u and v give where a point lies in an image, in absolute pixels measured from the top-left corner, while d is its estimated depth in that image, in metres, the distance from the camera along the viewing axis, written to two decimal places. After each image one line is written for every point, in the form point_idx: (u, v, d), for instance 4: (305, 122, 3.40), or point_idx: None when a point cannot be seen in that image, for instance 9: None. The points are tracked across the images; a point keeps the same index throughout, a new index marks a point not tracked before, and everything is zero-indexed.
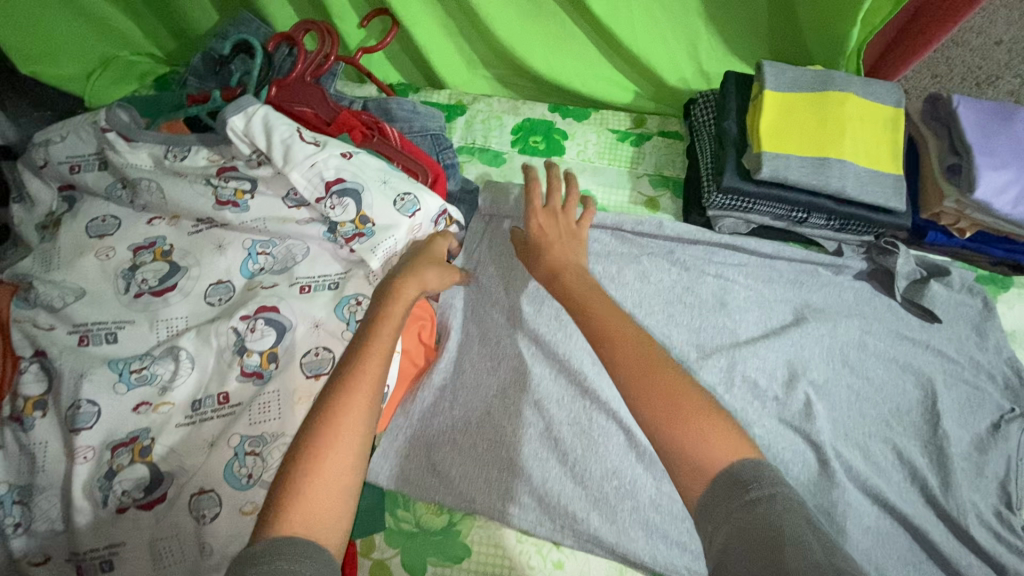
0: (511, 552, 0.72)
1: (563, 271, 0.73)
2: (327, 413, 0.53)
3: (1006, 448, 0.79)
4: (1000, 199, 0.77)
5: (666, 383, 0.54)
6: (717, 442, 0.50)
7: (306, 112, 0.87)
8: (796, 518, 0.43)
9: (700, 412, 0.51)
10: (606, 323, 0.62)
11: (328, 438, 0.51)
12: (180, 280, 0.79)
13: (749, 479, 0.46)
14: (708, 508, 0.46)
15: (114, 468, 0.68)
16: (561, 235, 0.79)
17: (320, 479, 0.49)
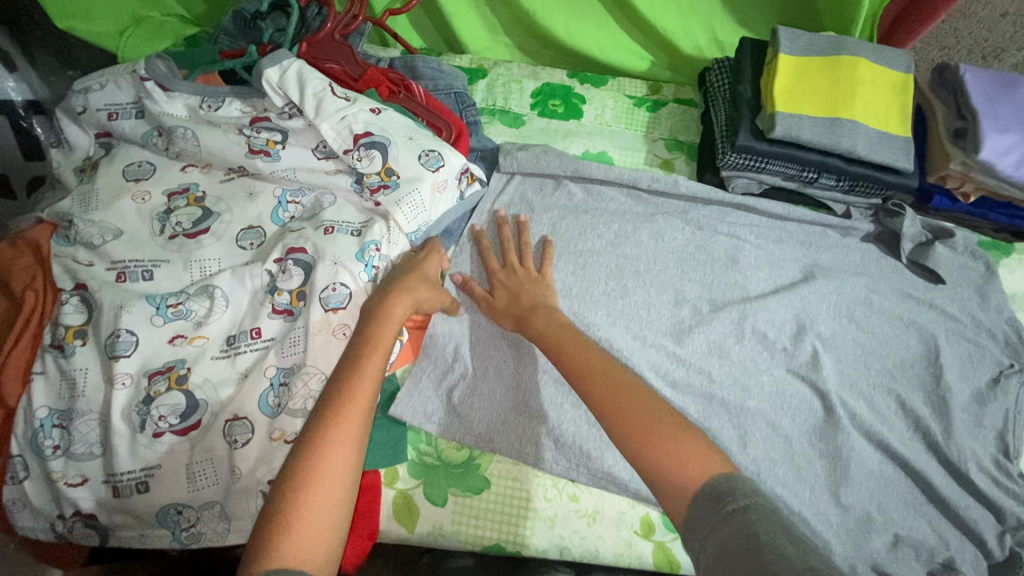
0: (528, 486, 0.76)
1: (531, 316, 0.75)
2: (312, 449, 0.52)
3: (1004, 400, 0.83)
4: (1003, 160, 0.82)
5: (641, 411, 0.57)
6: (693, 458, 0.52)
7: (335, 68, 0.90)
8: (772, 522, 0.44)
9: (673, 430, 0.54)
10: (577, 362, 0.65)
11: (313, 477, 0.51)
12: (214, 224, 0.82)
13: (726, 493, 0.47)
14: (693, 526, 0.47)
15: (152, 394, 0.70)
16: (523, 284, 0.81)
17: (305, 521, 0.49)
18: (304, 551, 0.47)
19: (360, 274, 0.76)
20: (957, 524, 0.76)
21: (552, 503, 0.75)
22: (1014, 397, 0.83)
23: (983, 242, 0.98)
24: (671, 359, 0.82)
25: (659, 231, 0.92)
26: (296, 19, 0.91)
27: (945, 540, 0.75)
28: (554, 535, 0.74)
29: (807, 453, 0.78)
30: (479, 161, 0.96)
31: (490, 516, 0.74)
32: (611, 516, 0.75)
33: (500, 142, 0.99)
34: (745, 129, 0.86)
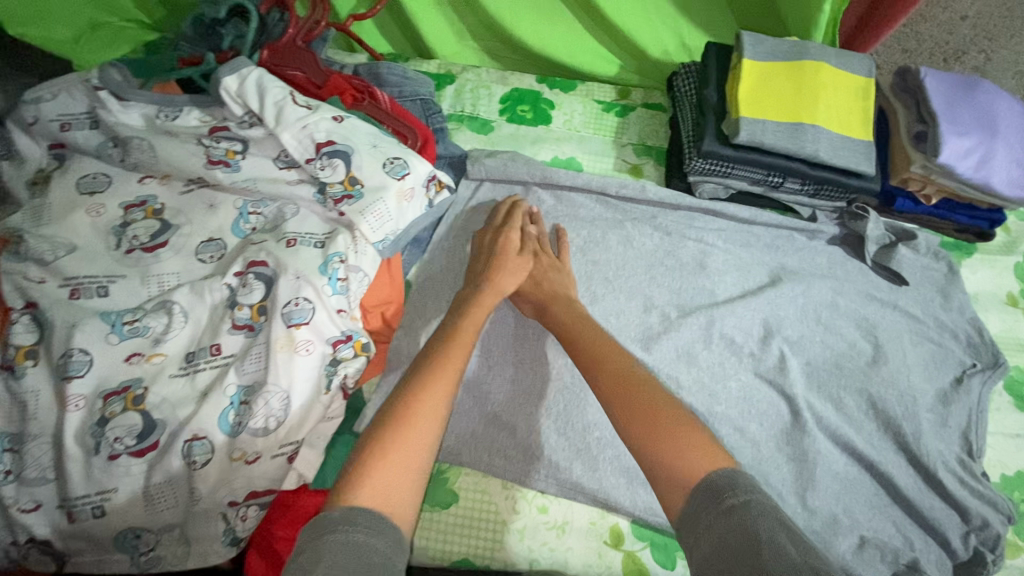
0: (497, 498, 0.75)
1: (552, 304, 0.79)
2: (406, 400, 0.57)
3: (967, 400, 0.84)
4: (963, 163, 0.84)
5: (649, 403, 0.60)
6: (699, 453, 0.54)
7: (297, 76, 0.88)
8: (772, 520, 0.47)
9: (682, 426, 0.57)
10: (598, 350, 0.70)
11: (407, 422, 0.55)
12: (171, 238, 0.79)
13: (726, 488, 0.50)
14: (690, 518, 0.51)
15: (107, 415, 0.68)
16: (546, 269, 0.83)
17: (394, 459, 0.52)
18: (393, 488, 0.51)
19: (322, 287, 0.73)
20: (921, 524, 0.77)
21: (521, 515, 0.75)
22: (976, 396, 0.84)
23: (946, 243, 0.99)
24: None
25: (627, 238, 0.91)
26: (255, 25, 0.89)
27: (910, 541, 0.75)
28: (523, 548, 0.73)
29: (776, 457, 0.79)
30: (447, 169, 0.93)
31: (458, 529, 0.73)
32: (581, 527, 0.75)
33: (468, 148, 0.98)
34: (710, 134, 0.86)
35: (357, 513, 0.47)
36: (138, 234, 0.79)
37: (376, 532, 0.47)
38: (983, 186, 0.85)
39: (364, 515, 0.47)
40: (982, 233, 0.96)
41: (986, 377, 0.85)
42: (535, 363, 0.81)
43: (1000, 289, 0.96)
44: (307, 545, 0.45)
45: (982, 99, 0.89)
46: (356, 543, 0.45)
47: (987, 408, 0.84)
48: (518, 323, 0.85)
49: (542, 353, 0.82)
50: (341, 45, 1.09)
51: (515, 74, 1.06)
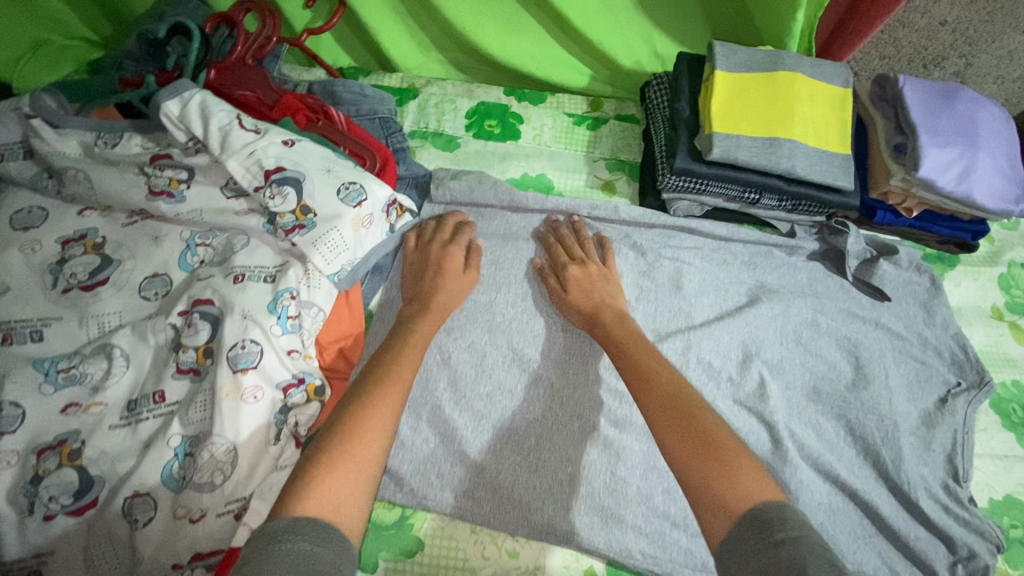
0: (465, 544, 0.71)
1: (601, 314, 0.77)
2: (352, 419, 0.58)
3: (952, 421, 0.81)
4: (943, 177, 0.81)
5: (704, 429, 0.56)
6: (747, 483, 0.50)
7: (247, 96, 0.84)
8: (822, 561, 0.41)
9: (743, 455, 0.53)
10: (649, 365, 0.67)
11: (353, 439, 0.55)
12: (113, 274, 0.74)
13: (775, 521, 0.45)
14: (733, 548, 0.46)
15: (41, 472, 0.63)
16: (595, 281, 0.81)
17: (342, 473, 0.52)
18: (340, 500, 0.50)
19: (271, 327, 0.69)
20: (908, 555, 0.73)
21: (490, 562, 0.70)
22: (961, 417, 0.81)
23: (928, 254, 0.97)
24: (614, 397, 0.78)
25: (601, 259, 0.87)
26: (199, 44, 0.84)
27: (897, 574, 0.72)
28: None
29: None
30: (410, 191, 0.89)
31: None
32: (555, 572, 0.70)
33: (432, 167, 0.93)
34: (683, 150, 0.83)
35: (303, 521, 0.46)
36: (77, 271, 0.74)
37: (324, 542, 0.45)
38: (964, 200, 0.82)
39: (312, 524, 0.46)
40: (964, 244, 0.93)
41: (971, 397, 0.83)
42: (504, 396, 0.77)
43: (984, 301, 0.93)
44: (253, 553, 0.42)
45: (963, 108, 0.86)
46: (303, 550, 0.43)
47: (973, 429, 0.82)
48: (487, 353, 0.80)
49: (511, 385, 0.78)
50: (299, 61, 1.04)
51: (482, 87, 1.02)
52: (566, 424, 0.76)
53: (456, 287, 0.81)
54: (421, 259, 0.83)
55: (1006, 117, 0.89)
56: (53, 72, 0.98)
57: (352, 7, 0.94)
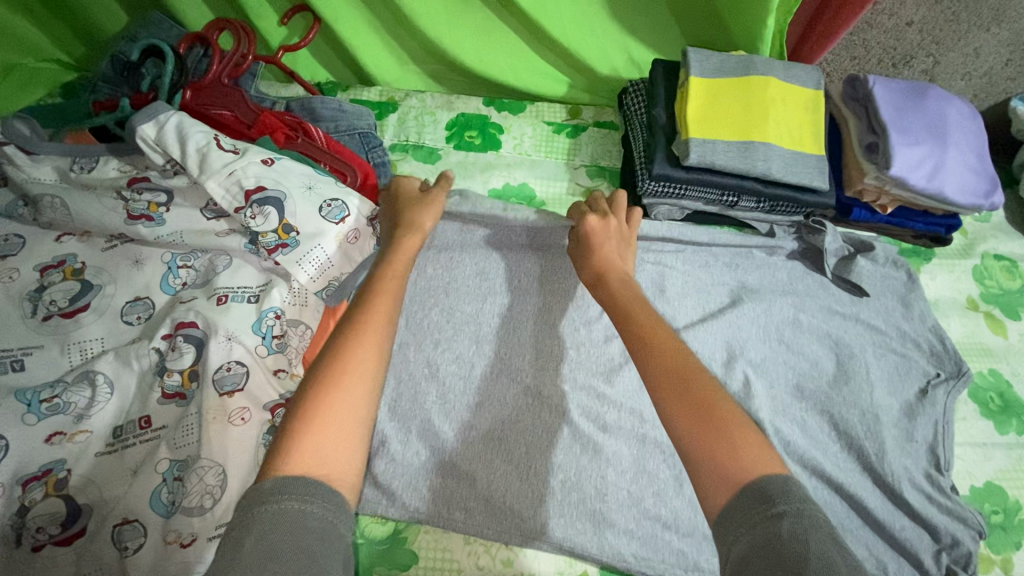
0: (459, 555, 0.71)
1: (613, 276, 0.71)
2: (333, 362, 0.53)
3: (932, 412, 0.83)
4: (915, 173, 0.83)
5: (706, 395, 0.53)
6: (751, 453, 0.48)
7: (225, 116, 0.83)
8: (823, 536, 0.41)
9: (735, 419, 0.51)
10: (651, 324, 0.61)
11: (335, 384, 0.51)
12: (94, 299, 0.74)
13: (776, 493, 0.44)
14: (728, 517, 0.45)
15: (26, 504, 0.63)
16: (612, 238, 0.77)
17: (327, 423, 0.49)
18: (329, 452, 0.48)
19: (258, 349, 0.70)
20: (895, 546, 0.75)
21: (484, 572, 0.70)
22: (941, 407, 0.83)
23: (904, 249, 0.99)
24: (601, 401, 0.79)
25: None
26: (173, 66, 0.83)
27: (884, 565, 0.73)
28: None
29: None
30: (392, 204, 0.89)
31: None
32: None
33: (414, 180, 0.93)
34: (660, 156, 0.84)
35: (290, 480, 0.44)
36: (55, 299, 0.73)
37: (315, 498, 0.44)
38: (936, 195, 0.84)
39: (298, 482, 0.44)
40: (939, 238, 0.95)
41: (950, 387, 0.85)
42: (493, 405, 0.78)
43: (959, 293, 0.95)
44: (241, 519, 0.42)
45: (932, 106, 0.88)
46: (291, 512, 0.42)
47: (952, 419, 0.84)
48: (474, 363, 0.81)
49: (499, 395, 0.79)
50: (276, 78, 1.04)
51: (461, 98, 1.02)
52: (555, 431, 0.77)
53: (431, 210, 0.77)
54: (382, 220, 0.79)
55: (974, 113, 0.91)
56: (28, 97, 0.97)
57: (328, 23, 0.94)
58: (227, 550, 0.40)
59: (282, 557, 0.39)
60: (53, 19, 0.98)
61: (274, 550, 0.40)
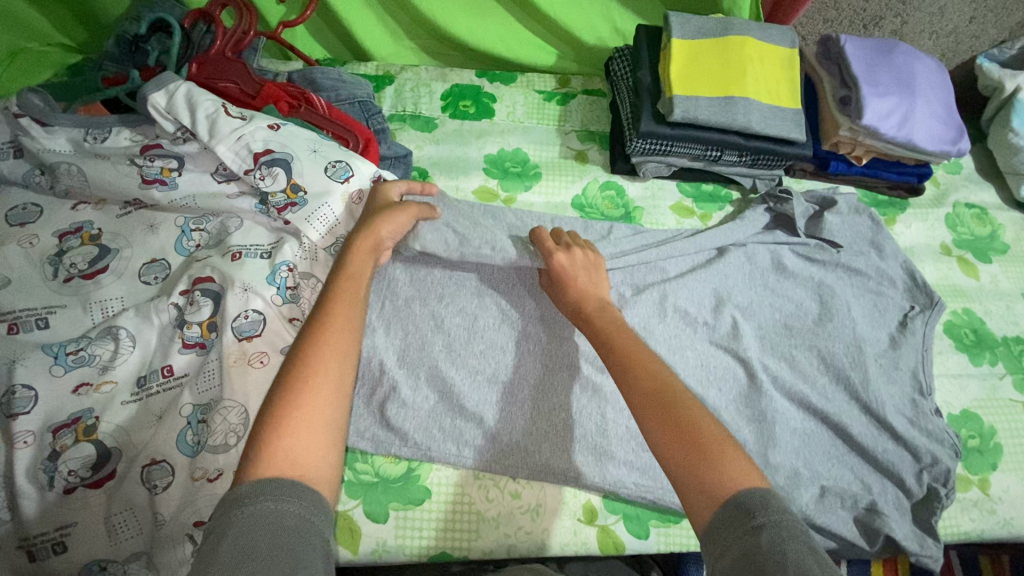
0: (469, 489, 0.76)
1: (587, 306, 0.74)
2: (298, 365, 0.53)
3: (914, 340, 0.89)
4: (885, 123, 0.88)
5: (687, 418, 0.54)
6: (734, 472, 0.50)
7: (230, 88, 0.87)
8: (801, 546, 0.43)
9: (720, 444, 0.52)
10: (630, 350, 0.63)
11: (302, 385, 0.51)
12: (112, 262, 0.77)
13: (756, 506, 0.46)
14: (714, 532, 0.46)
15: (58, 449, 0.65)
16: (579, 269, 0.79)
17: (297, 425, 0.49)
18: (302, 451, 0.48)
19: (273, 298, 0.74)
20: (878, 468, 0.80)
21: (493, 503, 0.75)
22: (921, 336, 0.89)
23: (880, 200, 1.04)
24: None
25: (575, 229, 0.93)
26: (179, 39, 0.87)
27: (868, 485, 0.79)
28: (500, 535, 0.74)
29: (736, 420, 0.80)
30: (393, 169, 0.92)
31: (434, 525, 0.74)
32: (554, 508, 0.76)
33: (412, 147, 0.98)
34: (647, 115, 0.88)
35: (262, 483, 0.44)
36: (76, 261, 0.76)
37: (289, 498, 0.44)
38: (906, 144, 0.90)
39: (271, 485, 0.44)
40: (911, 188, 1.01)
41: (927, 316, 0.91)
42: (498, 352, 0.82)
43: (934, 239, 1.01)
44: (216, 527, 0.42)
45: (900, 61, 0.93)
46: (265, 514, 0.42)
47: (931, 346, 0.90)
48: (477, 315, 0.84)
49: (503, 342, 0.83)
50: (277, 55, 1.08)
51: (455, 71, 1.06)
52: (557, 374, 0.81)
53: (401, 217, 0.76)
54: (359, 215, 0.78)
55: (941, 68, 0.97)
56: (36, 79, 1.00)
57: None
58: (203, 557, 0.40)
59: (255, 556, 0.40)
60: (57, 3, 1.01)
61: (250, 550, 0.40)
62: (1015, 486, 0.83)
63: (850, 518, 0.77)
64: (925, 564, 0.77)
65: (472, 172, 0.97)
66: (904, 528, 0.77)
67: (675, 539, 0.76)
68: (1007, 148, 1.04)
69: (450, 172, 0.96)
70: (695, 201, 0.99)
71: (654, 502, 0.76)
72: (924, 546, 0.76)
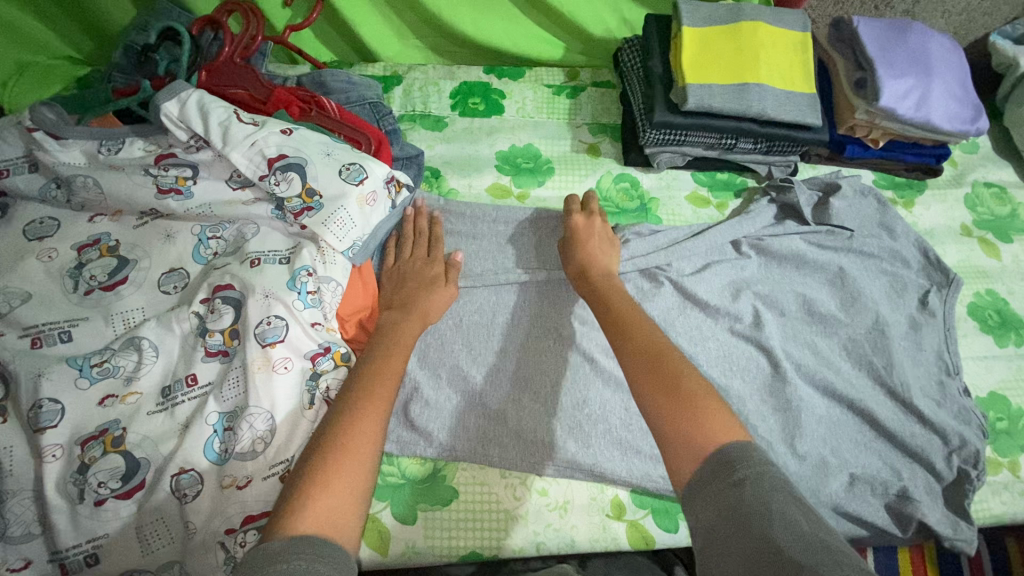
0: (495, 488, 0.76)
1: (592, 270, 0.77)
2: (339, 429, 0.56)
3: (932, 322, 0.88)
4: (902, 104, 0.87)
5: (674, 372, 0.56)
6: (719, 426, 0.50)
7: (240, 94, 0.87)
8: (783, 494, 0.43)
9: (698, 396, 0.53)
10: (628, 318, 0.65)
11: (344, 449, 0.54)
12: (131, 272, 0.77)
13: (738, 459, 0.46)
14: (696, 489, 0.47)
15: (86, 461, 0.65)
16: (594, 236, 0.83)
17: (335, 484, 0.51)
18: (334, 515, 0.50)
19: (293, 303, 0.73)
20: (908, 453, 0.79)
21: (521, 500, 0.75)
22: (939, 317, 0.88)
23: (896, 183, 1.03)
24: None
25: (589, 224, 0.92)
26: (188, 47, 0.87)
27: (897, 471, 0.78)
28: (529, 532, 0.74)
29: (761, 411, 0.79)
30: (406, 169, 0.92)
31: (461, 525, 0.74)
32: (582, 504, 0.76)
33: (423, 147, 0.97)
34: (660, 105, 0.88)
35: (298, 542, 0.46)
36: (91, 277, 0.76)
37: (321, 558, 0.45)
38: (925, 124, 0.88)
39: (305, 543, 0.46)
40: (929, 169, 1.00)
41: (944, 295, 0.90)
42: (519, 350, 0.82)
43: (953, 221, 1.00)
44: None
45: (915, 40, 0.92)
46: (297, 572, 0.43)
47: (953, 326, 0.89)
48: (496, 313, 0.84)
49: (525, 339, 0.82)
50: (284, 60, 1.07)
51: (462, 70, 1.06)
52: (579, 369, 0.80)
53: (439, 297, 0.79)
54: (402, 274, 0.82)
55: (955, 46, 0.95)
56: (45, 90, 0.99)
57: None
58: None
59: None
60: (63, 17, 1.01)
61: None
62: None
63: (882, 505, 0.76)
64: (959, 547, 0.76)
65: (484, 169, 0.97)
66: (936, 513, 0.76)
67: None
68: None
69: (462, 170, 0.96)
70: (711, 190, 0.98)
71: None
72: (958, 530, 0.75)
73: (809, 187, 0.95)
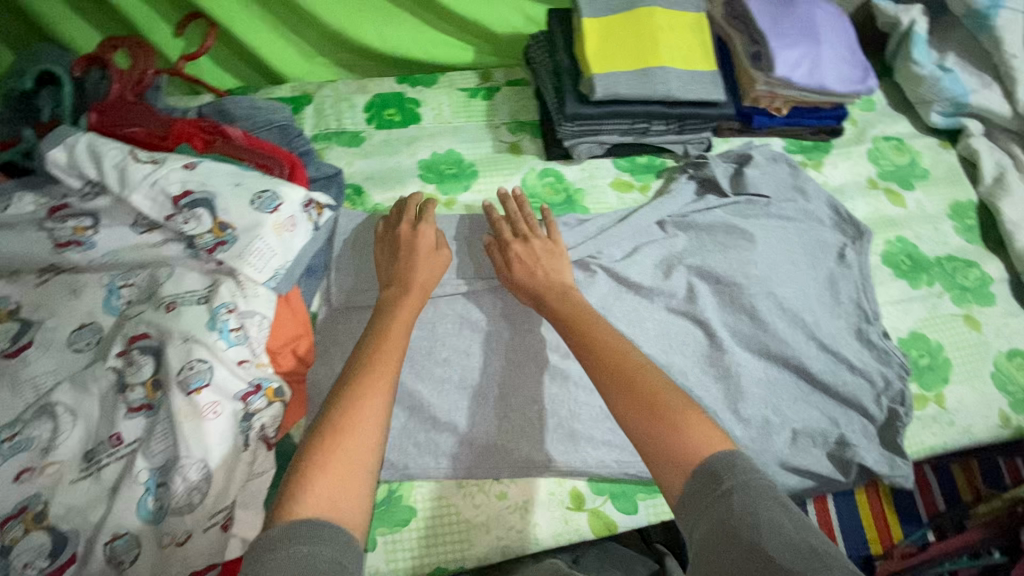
0: (454, 499, 0.75)
1: (547, 291, 0.74)
2: (345, 403, 0.55)
3: (852, 273, 0.92)
4: (796, 73, 0.91)
5: (641, 379, 0.57)
6: (695, 430, 0.52)
7: (136, 132, 0.82)
8: (769, 502, 0.45)
9: (675, 401, 0.55)
10: (582, 327, 0.66)
11: (348, 421, 0.53)
12: (37, 334, 0.71)
13: (723, 470, 0.48)
14: (687, 501, 0.48)
15: (7, 543, 0.60)
16: (538, 255, 0.79)
17: (335, 463, 0.50)
18: (339, 495, 0.49)
19: (216, 344, 0.70)
20: (841, 401, 0.84)
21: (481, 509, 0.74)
22: (857, 268, 0.93)
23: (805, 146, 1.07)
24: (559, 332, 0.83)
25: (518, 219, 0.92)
26: (70, 90, 0.84)
27: (834, 419, 0.82)
28: (492, 538, 0.73)
29: (704, 381, 0.81)
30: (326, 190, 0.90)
31: (424, 542, 0.73)
32: (541, 501, 0.76)
33: (341, 165, 0.94)
34: (569, 97, 0.89)
35: (298, 525, 0.46)
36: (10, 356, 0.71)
37: (322, 541, 0.45)
38: (821, 88, 0.93)
39: (305, 527, 0.46)
40: (832, 130, 1.05)
41: (858, 247, 0.95)
42: (463, 357, 0.81)
43: (860, 176, 1.05)
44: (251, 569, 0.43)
45: (802, 10, 0.96)
46: (296, 557, 0.43)
47: (870, 277, 0.93)
48: (435, 322, 0.83)
49: (467, 346, 0.82)
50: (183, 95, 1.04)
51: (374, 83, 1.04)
52: (524, 367, 0.80)
53: (428, 263, 0.77)
54: (397, 243, 0.80)
55: (839, 13, 1.01)
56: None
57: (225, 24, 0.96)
58: None
59: None
60: None
61: None
62: (969, 396, 0.87)
63: (824, 455, 0.80)
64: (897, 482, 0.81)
65: (408, 180, 0.95)
66: (872, 454, 0.80)
67: (664, 508, 0.77)
68: (913, 80, 1.09)
69: (385, 184, 0.94)
70: (632, 174, 1.00)
71: (638, 476, 0.76)
72: (895, 467, 0.80)
73: (725, 160, 0.99)
